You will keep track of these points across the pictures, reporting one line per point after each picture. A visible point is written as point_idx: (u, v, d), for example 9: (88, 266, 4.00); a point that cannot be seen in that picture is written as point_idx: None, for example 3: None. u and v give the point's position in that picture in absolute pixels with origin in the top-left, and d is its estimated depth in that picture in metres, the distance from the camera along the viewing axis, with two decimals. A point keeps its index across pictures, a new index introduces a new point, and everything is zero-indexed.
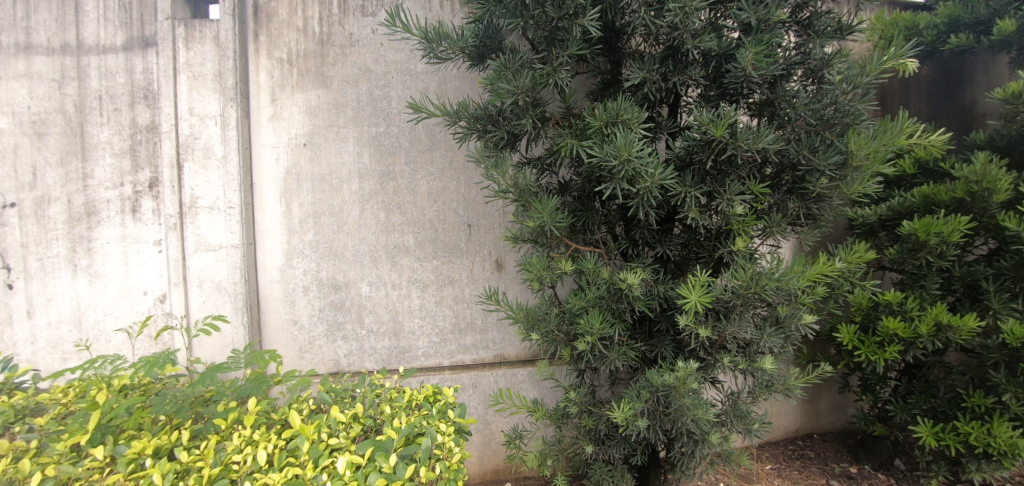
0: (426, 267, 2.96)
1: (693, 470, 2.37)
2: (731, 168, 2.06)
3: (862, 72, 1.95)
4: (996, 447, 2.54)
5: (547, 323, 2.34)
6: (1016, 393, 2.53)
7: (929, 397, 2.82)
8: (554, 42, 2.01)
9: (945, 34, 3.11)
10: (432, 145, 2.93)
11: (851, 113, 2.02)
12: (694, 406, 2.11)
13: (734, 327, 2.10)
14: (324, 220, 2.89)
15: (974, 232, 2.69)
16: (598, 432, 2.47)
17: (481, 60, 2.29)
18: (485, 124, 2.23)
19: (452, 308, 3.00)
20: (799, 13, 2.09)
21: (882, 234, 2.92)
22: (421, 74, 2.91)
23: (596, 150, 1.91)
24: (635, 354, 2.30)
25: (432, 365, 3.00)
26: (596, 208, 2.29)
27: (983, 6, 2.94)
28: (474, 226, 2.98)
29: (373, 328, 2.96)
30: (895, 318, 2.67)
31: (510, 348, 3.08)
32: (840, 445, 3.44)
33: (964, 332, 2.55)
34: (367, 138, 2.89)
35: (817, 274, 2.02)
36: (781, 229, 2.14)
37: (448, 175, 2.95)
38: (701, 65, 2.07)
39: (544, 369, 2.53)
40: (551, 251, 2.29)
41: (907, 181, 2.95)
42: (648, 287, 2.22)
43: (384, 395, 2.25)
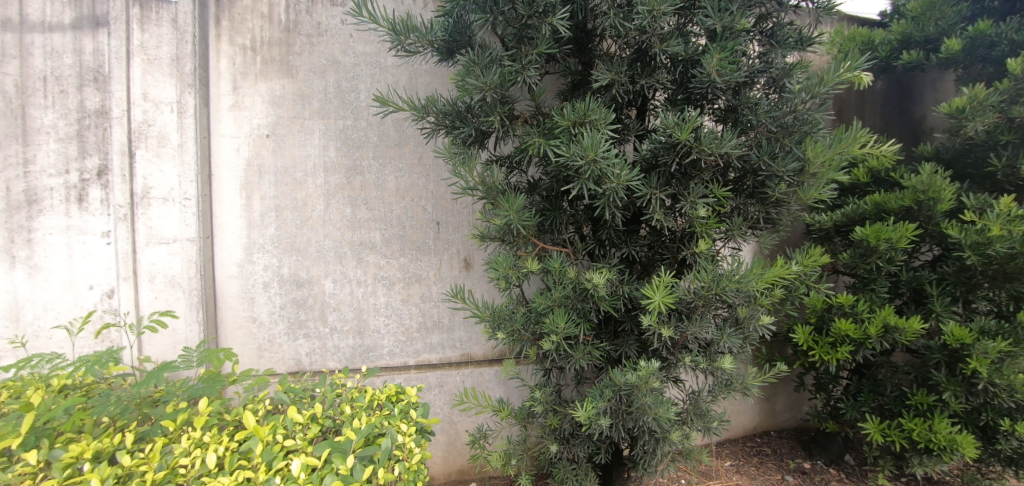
0: (392, 265, 2.91)
1: (654, 468, 2.41)
2: (695, 172, 2.10)
3: (819, 82, 2.01)
4: (936, 442, 2.65)
5: (513, 323, 2.32)
6: (955, 391, 2.67)
7: (877, 396, 2.95)
8: (523, 40, 2.00)
9: (898, 50, 3.26)
10: (401, 140, 2.88)
11: (808, 122, 2.07)
12: (656, 405, 2.13)
13: (696, 328, 2.13)
14: (287, 214, 2.80)
15: (920, 239, 2.83)
16: (562, 431, 2.48)
17: (450, 54, 2.27)
18: (453, 120, 2.21)
19: (418, 307, 2.96)
20: (762, 23, 2.15)
21: (836, 240, 3.05)
22: (391, 68, 2.86)
23: (563, 149, 1.91)
24: (599, 354, 2.32)
25: (397, 364, 2.95)
26: (564, 208, 2.30)
27: (933, 25, 3.10)
28: (443, 223, 2.95)
29: (337, 326, 2.89)
30: (847, 320, 2.78)
31: (477, 348, 3.06)
32: (795, 442, 3.57)
33: (909, 333, 2.68)
34: (333, 131, 2.82)
35: (774, 276, 2.09)
36: (741, 232, 2.20)
37: (417, 171, 2.91)
38: (668, 69, 2.11)
39: (509, 368, 2.53)
40: (518, 250, 2.28)
41: (861, 189, 3.08)
42: (613, 287, 2.24)
43: (345, 395, 2.21)
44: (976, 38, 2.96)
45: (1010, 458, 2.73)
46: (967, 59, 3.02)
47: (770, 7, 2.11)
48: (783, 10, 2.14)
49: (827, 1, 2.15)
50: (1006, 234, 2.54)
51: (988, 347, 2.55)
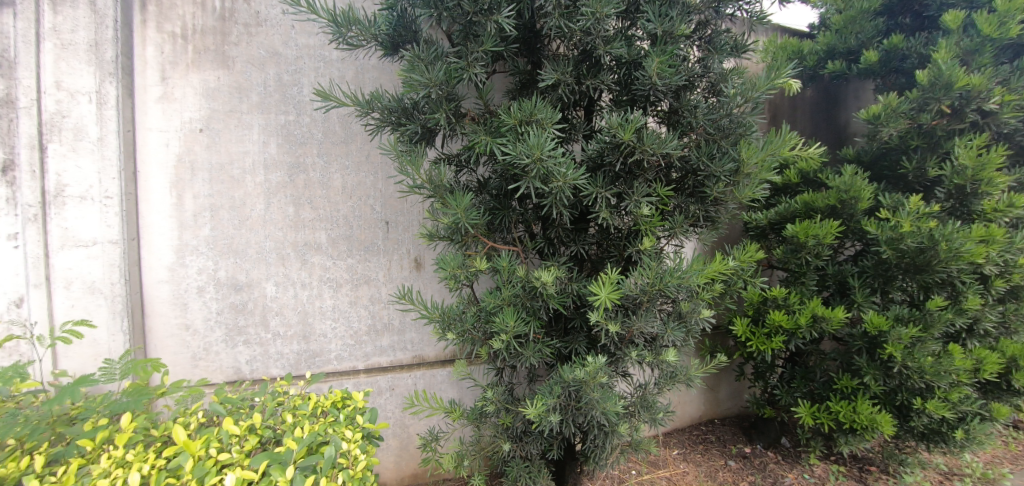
0: (339, 266, 2.82)
1: (605, 461, 2.46)
2: (639, 171, 2.15)
3: (753, 87, 2.14)
4: (859, 422, 2.86)
5: (463, 323, 2.30)
6: (874, 375, 2.88)
7: (808, 381, 3.14)
8: (469, 37, 1.99)
9: (824, 60, 3.49)
10: (347, 138, 2.80)
11: (742, 124, 2.19)
12: (603, 400, 2.17)
13: (641, 323, 2.19)
14: (223, 214, 2.64)
15: (844, 235, 3.05)
16: (515, 429, 2.48)
17: (395, 49, 2.22)
18: (398, 117, 2.17)
19: (367, 309, 2.88)
20: (702, 29, 2.23)
21: (771, 237, 3.23)
22: (335, 62, 2.76)
23: (509, 148, 1.91)
24: (549, 351, 2.34)
25: (345, 369, 2.86)
26: (513, 206, 2.31)
27: (854, 37, 3.33)
28: (392, 223, 2.89)
29: (280, 331, 2.77)
30: (780, 312, 2.96)
31: (429, 349, 3.01)
32: (737, 428, 3.75)
33: (834, 322, 2.86)
34: (273, 127, 2.69)
35: (714, 271, 2.18)
36: (683, 229, 2.27)
37: (364, 169, 2.83)
38: (612, 71, 2.16)
39: (460, 369, 2.50)
40: (467, 249, 2.27)
41: (792, 189, 3.28)
42: (562, 285, 2.26)
43: (287, 403, 2.13)
44: (890, 51, 3.21)
45: (922, 433, 2.98)
46: (884, 69, 3.27)
47: (708, 14, 2.20)
48: (720, 18, 2.23)
49: (760, 11, 2.25)
50: (916, 230, 2.77)
51: (902, 333, 2.78)
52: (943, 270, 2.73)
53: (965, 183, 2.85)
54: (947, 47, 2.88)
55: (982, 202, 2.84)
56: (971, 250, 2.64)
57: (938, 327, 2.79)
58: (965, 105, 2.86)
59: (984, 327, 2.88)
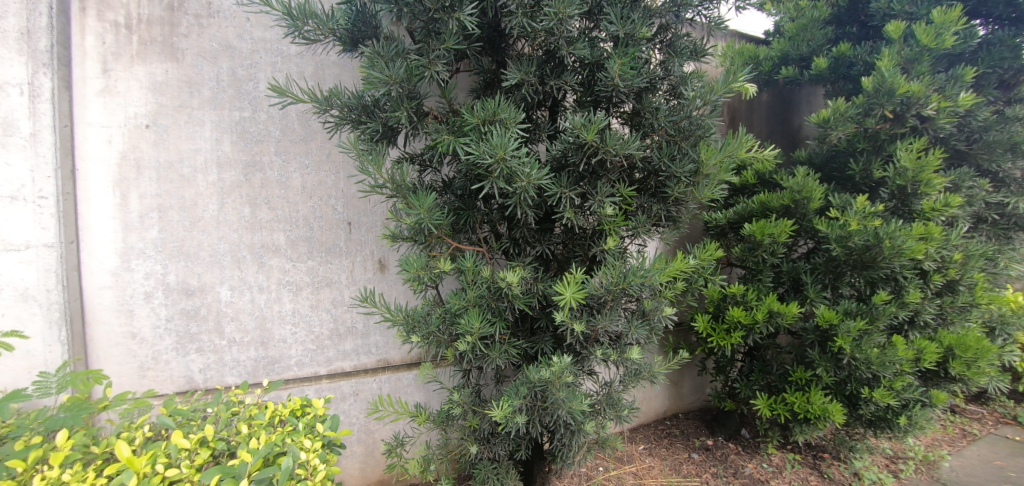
0: (299, 269, 2.73)
1: (572, 459, 2.47)
2: (603, 172, 2.17)
3: (710, 90, 2.19)
4: (813, 412, 2.96)
5: (428, 325, 2.26)
6: (826, 366, 3.01)
7: (765, 374, 3.25)
8: (431, 35, 1.96)
9: (778, 66, 3.63)
10: (306, 136, 2.71)
11: (701, 126, 2.23)
12: (569, 399, 2.17)
13: (605, 321, 2.21)
14: (172, 215, 2.51)
15: (797, 233, 3.18)
16: (482, 431, 2.46)
17: (354, 45, 2.17)
18: (358, 115, 2.11)
19: (329, 313, 2.80)
20: (663, 32, 2.27)
21: (730, 235, 3.34)
22: (293, 57, 2.67)
23: (472, 147, 1.89)
24: (516, 352, 2.33)
25: (306, 375, 2.78)
26: (478, 207, 2.29)
27: (805, 44, 3.48)
28: (354, 224, 2.82)
29: (235, 337, 2.65)
30: (738, 308, 3.05)
31: (394, 352, 2.96)
32: (700, 421, 3.86)
33: (789, 317, 2.96)
34: (227, 123, 2.58)
35: (675, 269, 2.22)
36: (646, 229, 2.30)
37: (324, 168, 2.75)
38: (576, 72, 2.17)
39: (427, 371, 2.46)
40: (431, 250, 2.23)
41: (749, 189, 3.40)
42: (527, 285, 2.26)
43: (242, 413, 2.05)
44: (839, 58, 3.35)
45: (869, 420, 3.11)
46: (832, 76, 3.42)
47: (669, 18, 2.24)
48: (680, 22, 2.26)
49: (717, 17, 2.31)
50: (863, 228, 2.90)
51: (850, 326, 2.91)
52: (886, 266, 2.87)
53: (906, 184, 3.00)
54: (890, 55, 3.03)
55: (922, 202, 2.99)
56: (911, 247, 2.75)
57: (883, 319, 2.93)
58: (906, 110, 3.00)
59: (924, 318, 3.05)
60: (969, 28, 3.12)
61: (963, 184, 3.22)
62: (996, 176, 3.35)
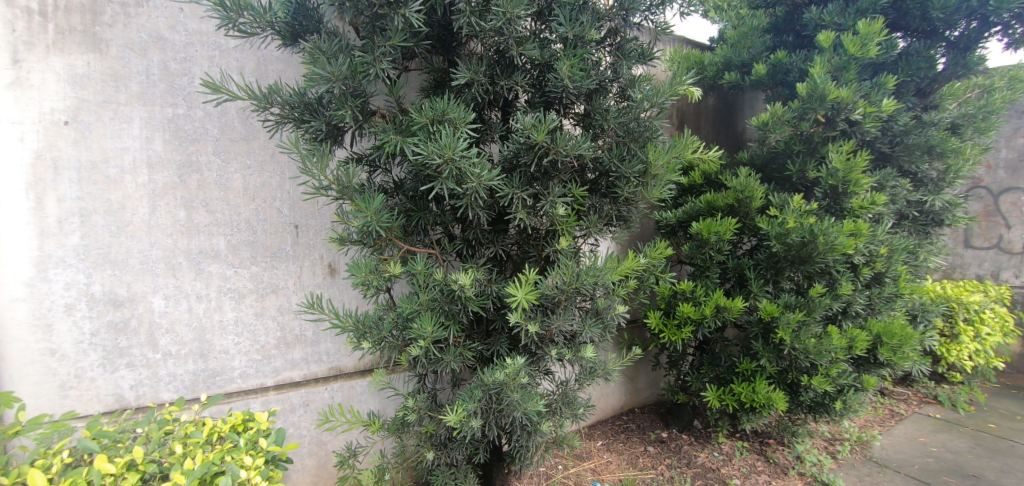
0: (242, 275, 2.59)
1: (530, 460, 2.47)
2: (554, 172, 2.18)
3: (657, 93, 2.23)
4: (758, 401, 3.09)
5: (379, 330, 2.19)
6: (769, 357, 3.15)
7: (714, 367, 3.38)
8: (376, 31, 1.91)
9: (721, 71, 3.81)
10: (247, 135, 2.58)
11: (649, 128, 2.28)
12: (524, 401, 2.15)
13: (559, 321, 2.21)
14: (96, 219, 2.28)
15: (741, 232, 3.33)
16: (439, 437, 2.40)
17: (295, 39, 2.09)
18: (301, 113, 2.03)
19: (275, 321, 2.68)
20: (612, 36, 2.31)
21: (680, 234, 3.47)
22: (232, 51, 2.54)
23: (420, 147, 1.85)
24: (471, 355, 2.30)
25: (251, 387, 2.63)
26: (430, 208, 2.24)
27: (745, 51, 3.66)
28: (302, 227, 2.73)
29: (171, 350, 2.45)
30: (688, 304, 3.15)
31: (346, 359, 2.88)
32: (655, 415, 3.97)
33: (735, 312, 3.08)
34: (159, 120, 2.40)
35: (626, 268, 2.24)
36: (597, 229, 2.33)
37: (268, 169, 2.63)
38: (526, 72, 2.17)
39: (380, 378, 2.39)
40: (381, 253, 2.17)
41: (697, 189, 3.52)
42: (481, 287, 2.24)
43: (176, 432, 1.93)
44: (777, 65, 3.53)
45: (810, 406, 3.27)
46: (771, 81, 3.59)
47: (617, 22, 2.28)
48: (628, 26, 2.31)
49: (663, 22, 2.36)
50: (799, 226, 3.04)
51: (790, 318, 3.06)
52: (821, 261, 3.04)
53: (837, 184, 3.18)
54: (822, 63, 3.21)
55: (851, 201, 3.17)
56: (843, 243, 2.92)
57: (819, 311, 3.10)
58: (837, 115, 3.18)
59: (855, 308, 3.25)
60: (890, 40, 3.35)
61: (888, 183, 3.45)
62: (916, 176, 3.62)
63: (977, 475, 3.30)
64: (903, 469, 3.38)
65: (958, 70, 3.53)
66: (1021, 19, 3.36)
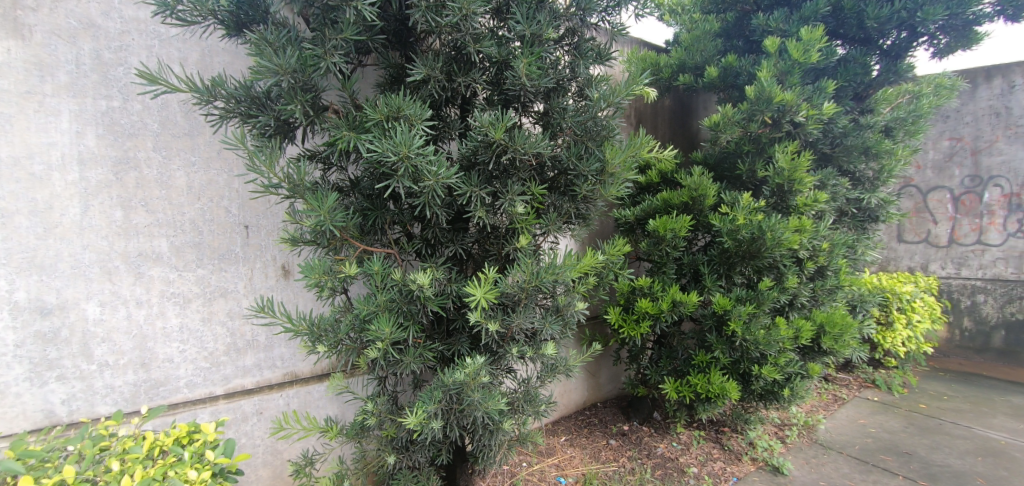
0: (186, 279, 2.45)
1: (493, 459, 2.46)
2: (513, 170, 2.17)
3: (613, 93, 2.25)
4: (712, 391, 3.19)
5: (335, 333, 2.12)
6: (722, 348, 3.26)
7: (672, 360, 3.47)
8: (327, 23, 1.85)
9: (676, 73, 3.92)
10: (191, 130, 2.45)
11: (606, 127, 2.31)
12: (484, 400, 2.14)
13: (520, 319, 2.21)
14: (19, 220, 2.10)
15: (695, 228, 3.43)
16: (400, 440, 2.35)
17: (240, 30, 2.00)
18: (248, 107, 1.94)
19: (224, 326, 2.55)
20: (570, 36, 2.32)
21: (638, 231, 3.55)
22: (174, 41, 2.41)
23: (374, 144, 1.80)
24: (431, 355, 2.27)
25: (199, 397, 2.50)
26: (387, 207, 2.20)
27: (698, 55, 3.78)
28: (252, 227, 2.62)
29: (108, 361, 2.29)
30: (646, 299, 3.23)
31: (302, 364, 2.79)
32: (616, 408, 4.04)
33: (690, 306, 3.17)
34: (91, 114, 2.23)
35: (585, 266, 2.26)
36: (556, 227, 2.34)
37: (214, 167, 2.51)
38: (483, 70, 2.15)
39: (338, 382, 2.32)
40: (336, 253, 2.10)
41: (654, 188, 3.62)
42: (440, 286, 2.21)
43: (114, 448, 1.81)
44: (727, 68, 3.66)
45: (760, 394, 3.41)
46: (722, 84, 3.72)
47: (575, 22, 2.29)
48: (586, 26, 2.33)
49: (618, 23, 2.40)
50: (749, 222, 3.16)
51: (741, 310, 3.17)
52: (769, 256, 3.17)
53: (783, 182, 3.32)
54: (768, 67, 3.34)
55: (796, 198, 3.32)
56: (788, 238, 3.05)
57: (767, 303, 3.23)
58: (782, 117, 3.33)
59: (801, 300, 3.41)
60: (829, 47, 3.53)
61: (829, 182, 3.63)
62: (854, 176, 3.84)
63: (909, 452, 3.53)
64: (845, 450, 3.57)
65: (890, 76, 3.75)
66: (944, 31, 3.62)
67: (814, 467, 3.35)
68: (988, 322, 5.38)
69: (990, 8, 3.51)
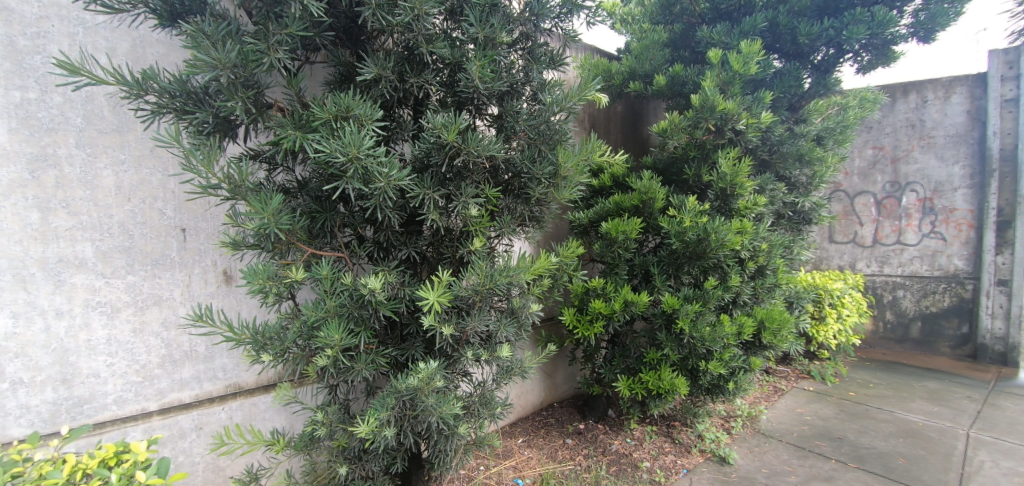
0: (115, 286, 2.28)
1: (448, 464, 2.42)
2: (466, 173, 2.15)
3: (566, 97, 2.25)
4: (663, 387, 3.29)
5: (282, 341, 2.02)
6: (671, 346, 3.36)
7: (625, 358, 3.54)
8: (271, 18, 1.78)
9: (626, 80, 4.02)
10: (120, 125, 2.28)
11: (558, 131, 2.32)
12: (438, 405, 2.10)
13: (474, 322, 2.19)
14: None
15: (646, 230, 3.53)
16: (352, 450, 2.27)
17: (175, 20, 1.88)
18: (184, 103, 1.83)
19: (158, 337, 2.39)
20: (524, 40, 2.33)
21: (592, 233, 3.62)
22: (101, 29, 2.24)
23: (321, 144, 1.74)
24: (384, 361, 2.21)
25: (130, 414, 2.32)
26: (337, 209, 2.13)
27: (647, 63, 3.90)
28: (190, 231, 2.47)
29: (23, 377, 2.09)
30: (599, 300, 3.29)
31: (246, 375, 2.65)
32: (572, 408, 4.09)
33: (641, 305, 3.26)
34: (3, 107, 2.03)
35: (539, 268, 2.27)
36: (511, 229, 2.34)
37: (146, 165, 2.35)
38: (436, 71, 2.13)
39: (284, 393, 2.22)
40: (282, 257, 2.02)
41: (606, 191, 3.69)
42: (393, 290, 2.16)
43: (28, 475, 1.65)
44: (674, 77, 3.79)
45: (708, 388, 3.54)
46: (670, 92, 3.85)
47: (529, 27, 2.31)
48: (538, 32, 2.34)
49: (572, 29, 2.41)
50: (695, 224, 3.28)
51: (688, 309, 3.29)
52: (713, 256, 3.30)
53: (726, 187, 3.47)
54: (711, 77, 3.49)
55: (738, 202, 3.47)
56: (731, 240, 3.19)
57: (712, 301, 3.37)
58: (725, 125, 3.48)
59: (743, 298, 3.57)
60: (767, 60, 3.73)
61: (767, 187, 3.83)
62: (789, 181, 4.07)
63: (841, 436, 3.76)
64: (785, 437, 3.77)
65: (819, 89, 4.03)
66: (867, 49, 3.88)
67: (757, 455, 3.51)
68: (907, 315, 5.83)
69: (905, 30, 3.82)
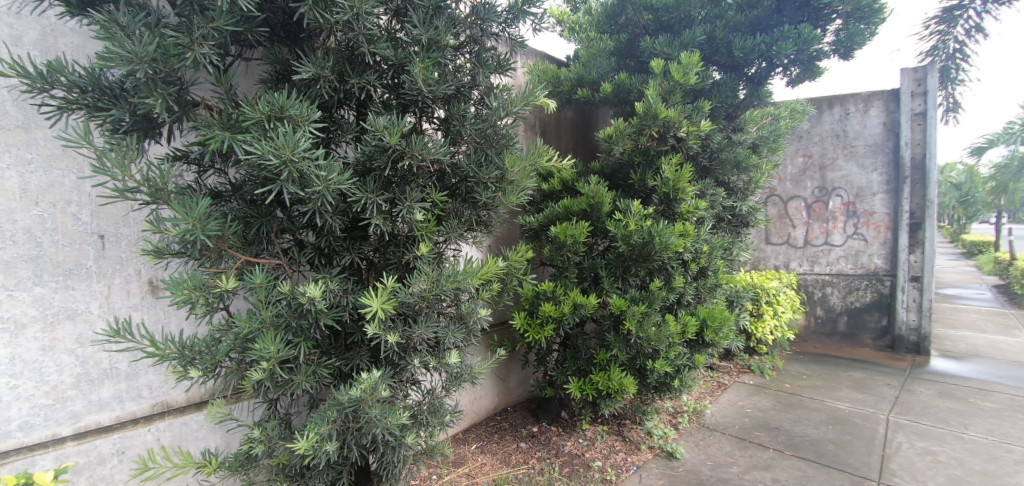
0: (20, 299, 2.07)
1: (396, 475, 2.34)
2: (411, 177, 2.11)
3: (512, 102, 2.24)
4: (612, 387, 3.34)
5: (213, 354, 1.89)
6: (619, 346, 3.42)
7: (575, 360, 3.58)
8: (196, 11, 1.67)
9: (575, 87, 4.09)
10: (26, 123, 2.08)
11: (504, 136, 2.31)
12: (383, 416, 2.03)
13: (420, 329, 2.13)
14: None
15: (594, 234, 3.59)
16: (293, 467, 2.15)
17: (88, 9, 1.73)
18: (97, 98, 1.69)
19: (71, 354, 2.18)
20: (471, 44, 2.31)
21: (542, 237, 3.64)
22: (4, 16, 2.03)
23: (252, 146, 1.65)
24: (327, 372, 2.12)
25: (39, 441, 2.11)
26: (274, 215, 2.03)
27: (593, 70, 3.98)
28: (109, 237, 2.28)
29: None
30: (549, 303, 3.31)
31: (175, 392, 2.47)
32: (526, 411, 4.09)
33: (589, 308, 3.31)
34: None
35: (487, 273, 2.25)
36: (458, 234, 2.31)
37: (57, 166, 2.15)
38: (379, 72, 2.08)
39: (216, 410, 2.08)
40: (212, 266, 1.89)
41: (556, 195, 3.73)
42: (335, 298, 2.08)
43: None
44: (620, 85, 3.88)
45: (655, 386, 3.62)
46: (616, 99, 3.94)
47: (476, 31, 2.29)
48: (485, 36, 2.33)
49: (517, 34, 2.43)
50: (640, 228, 3.36)
51: (635, 310, 3.36)
52: (658, 258, 3.40)
53: (669, 191, 3.57)
54: (654, 86, 3.60)
55: (680, 206, 3.58)
56: (674, 242, 3.30)
57: (658, 301, 3.46)
58: (667, 132, 3.59)
59: (686, 298, 3.69)
60: (705, 71, 3.89)
61: (708, 191, 3.98)
62: (728, 186, 4.25)
63: (778, 427, 3.96)
64: (727, 430, 3.93)
65: (754, 100, 4.24)
66: (795, 64, 4.12)
67: (702, 449, 3.64)
68: (834, 310, 6.23)
69: (828, 47, 4.09)
